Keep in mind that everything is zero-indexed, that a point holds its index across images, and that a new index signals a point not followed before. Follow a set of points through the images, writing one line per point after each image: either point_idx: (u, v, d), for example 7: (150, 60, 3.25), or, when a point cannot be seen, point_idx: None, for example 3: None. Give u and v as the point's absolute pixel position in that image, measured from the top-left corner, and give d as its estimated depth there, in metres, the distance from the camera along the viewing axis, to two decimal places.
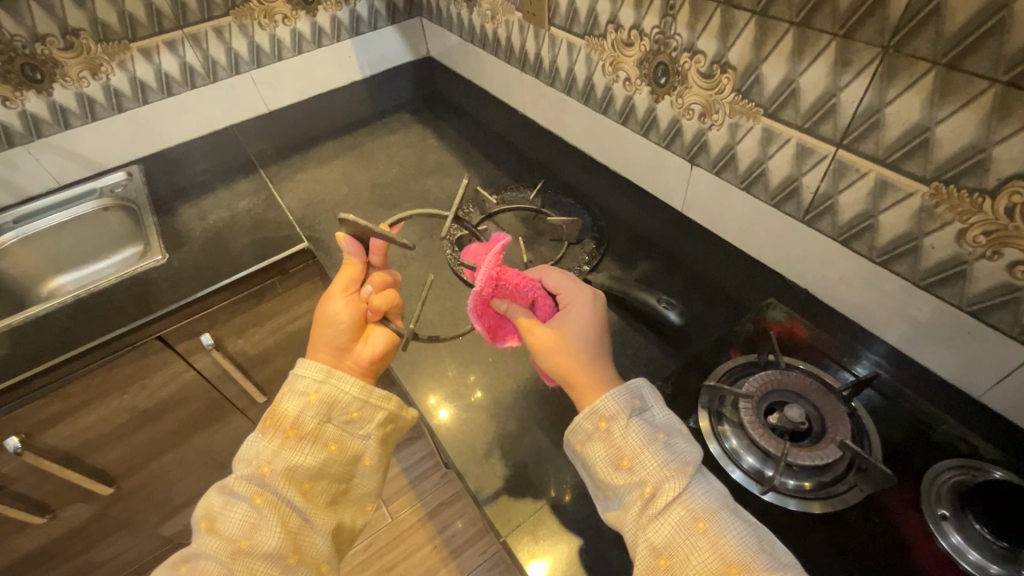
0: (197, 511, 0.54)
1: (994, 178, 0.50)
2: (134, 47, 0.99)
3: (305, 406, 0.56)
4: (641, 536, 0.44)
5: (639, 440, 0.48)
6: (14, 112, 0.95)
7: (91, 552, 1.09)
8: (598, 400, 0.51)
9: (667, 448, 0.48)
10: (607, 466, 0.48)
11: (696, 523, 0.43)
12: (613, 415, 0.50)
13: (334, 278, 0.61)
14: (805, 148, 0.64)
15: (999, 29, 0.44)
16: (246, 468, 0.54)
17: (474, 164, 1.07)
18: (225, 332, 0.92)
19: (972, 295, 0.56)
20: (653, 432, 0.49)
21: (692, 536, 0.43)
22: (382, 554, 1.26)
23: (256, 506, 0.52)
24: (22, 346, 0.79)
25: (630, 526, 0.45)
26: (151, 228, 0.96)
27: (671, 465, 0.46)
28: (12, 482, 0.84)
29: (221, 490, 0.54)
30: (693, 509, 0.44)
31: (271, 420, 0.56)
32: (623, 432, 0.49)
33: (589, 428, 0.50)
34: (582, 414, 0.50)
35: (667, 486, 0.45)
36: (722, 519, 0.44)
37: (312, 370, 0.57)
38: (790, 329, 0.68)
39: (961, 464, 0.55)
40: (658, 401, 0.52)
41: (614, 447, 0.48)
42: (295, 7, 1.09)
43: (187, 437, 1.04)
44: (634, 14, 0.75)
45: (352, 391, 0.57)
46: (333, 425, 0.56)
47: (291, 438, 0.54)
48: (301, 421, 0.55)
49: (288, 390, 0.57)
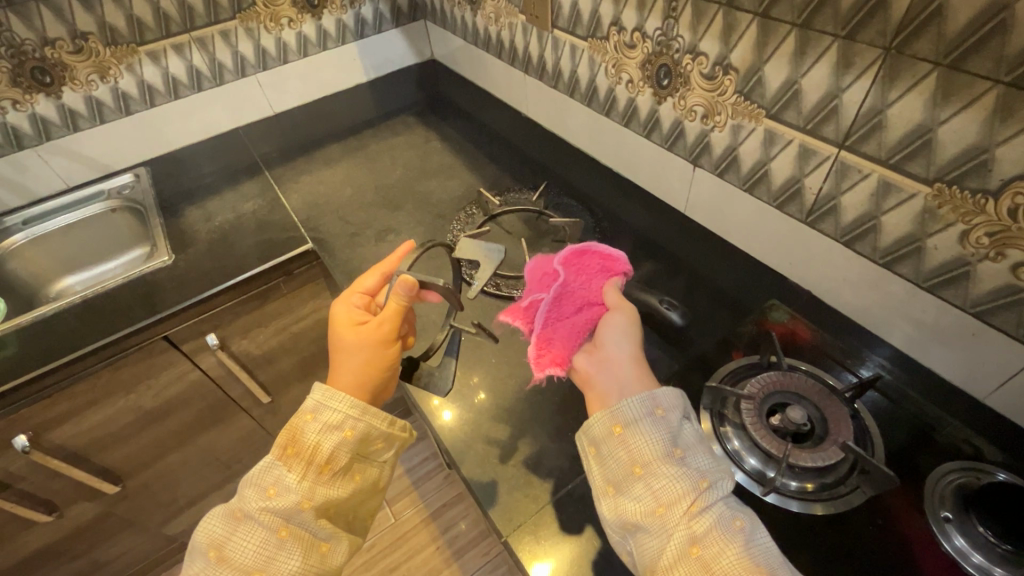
0: (200, 537, 0.54)
1: (997, 178, 0.49)
2: (142, 51, 1.00)
3: (340, 441, 0.55)
4: (685, 523, 0.42)
5: (691, 440, 0.48)
6: (24, 115, 0.96)
7: (97, 551, 1.09)
8: (659, 390, 0.50)
9: (712, 455, 0.48)
10: (658, 449, 0.46)
11: (738, 521, 0.43)
12: (670, 408, 0.48)
13: (384, 323, 0.61)
14: (807, 149, 0.63)
15: (1001, 29, 0.44)
16: (270, 500, 0.52)
17: (477, 165, 1.07)
18: (230, 332, 0.92)
19: (975, 296, 0.56)
20: (699, 438, 0.49)
21: (733, 533, 0.42)
22: (386, 555, 1.26)
23: (281, 539, 0.52)
24: (30, 346, 0.79)
25: (671, 512, 0.43)
26: (158, 229, 0.97)
27: (718, 471, 0.46)
28: (19, 480, 0.85)
29: (233, 513, 0.54)
30: (734, 511, 0.43)
31: (300, 451, 0.55)
32: (679, 427, 0.48)
33: (644, 411, 0.48)
34: (644, 395, 0.49)
35: (718, 484, 0.44)
36: (756, 526, 0.44)
37: (345, 404, 0.57)
38: (792, 329, 0.69)
39: (966, 466, 0.55)
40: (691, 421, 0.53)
41: (667, 435, 0.47)
42: (300, 10, 1.11)
43: (193, 437, 1.04)
44: (637, 16, 0.75)
45: (382, 426, 0.58)
46: (360, 457, 0.57)
47: (325, 473, 0.55)
48: (336, 456, 0.55)
49: (318, 421, 0.56)
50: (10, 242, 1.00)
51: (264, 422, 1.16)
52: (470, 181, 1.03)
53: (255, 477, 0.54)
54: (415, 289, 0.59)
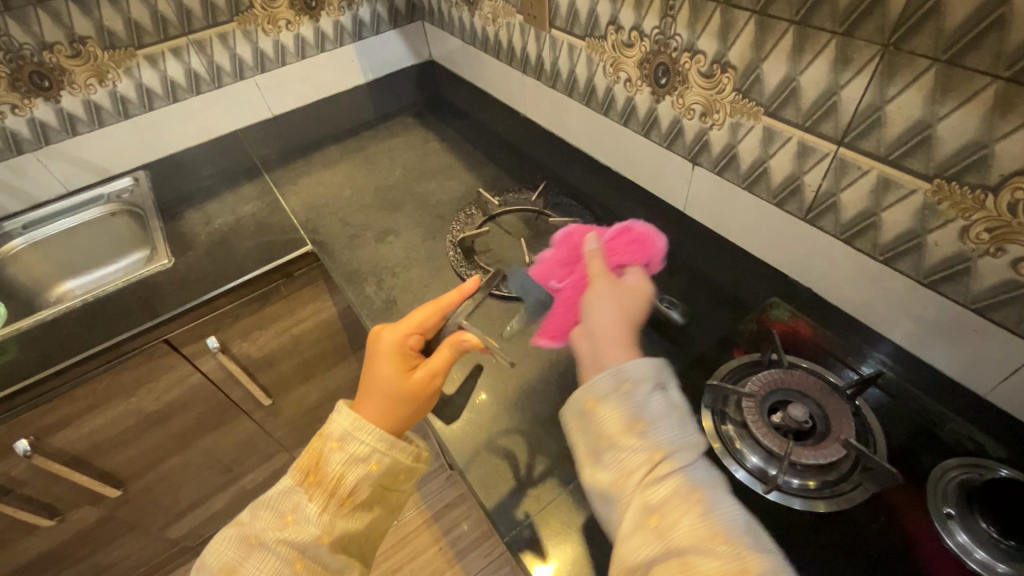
0: (212, 559, 0.54)
1: (997, 173, 0.49)
2: (140, 55, 1.00)
3: (364, 474, 0.55)
4: (637, 495, 0.43)
5: (659, 412, 0.47)
6: (22, 120, 0.96)
7: (99, 555, 1.09)
8: (629, 363, 0.49)
9: (680, 426, 0.46)
10: (621, 423, 0.46)
11: (696, 493, 0.42)
12: (638, 380, 0.48)
13: (440, 370, 0.60)
14: (806, 147, 0.63)
15: (998, 25, 0.44)
16: (287, 530, 0.53)
17: (476, 165, 1.07)
18: (230, 335, 0.92)
19: (976, 292, 0.55)
20: (672, 407, 0.47)
21: (688, 502, 0.42)
22: (388, 556, 1.26)
23: (295, 573, 0.51)
24: (30, 351, 0.79)
25: (625, 484, 0.44)
26: (157, 233, 0.97)
27: (683, 441, 0.45)
28: (21, 484, 0.85)
29: (248, 538, 0.54)
30: (693, 482, 0.43)
31: (323, 481, 0.55)
32: (644, 399, 0.47)
33: (610, 386, 0.48)
34: (611, 371, 0.48)
35: (676, 456, 0.44)
36: (721, 497, 0.43)
37: (373, 438, 0.56)
38: (794, 327, 0.68)
39: (968, 462, 0.55)
40: (675, 383, 0.51)
41: (632, 408, 0.47)
42: (297, 13, 1.11)
43: (195, 441, 1.04)
44: (634, 15, 0.75)
45: (406, 460, 0.58)
46: (382, 490, 0.57)
47: (345, 506, 0.55)
48: (358, 488, 0.55)
49: (344, 452, 0.56)
50: (8, 247, 1.00)
51: (265, 425, 1.16)
52: (469, 181, 1.03)
53: (273, 502, 0.55)
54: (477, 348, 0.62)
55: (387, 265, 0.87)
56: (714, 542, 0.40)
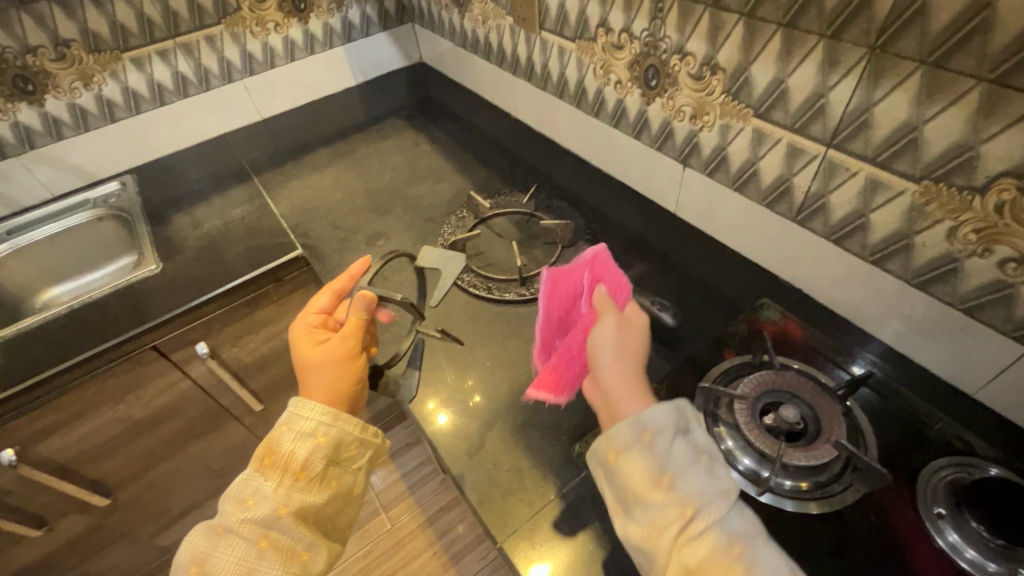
0: (182, 553, 0.53)
1: (983, 175, 0.50)
2: (126, 57, 0.99)
3: (313, 448, 0.55)
4: (674, 555, 0.40)
5: (681, 460, 0.44)
6: (6, 124, 0.95)
7: (88, 563, 1.08)
8: (642, 412, 0.47)
9: (711, 473, 0.44)
10: (645, 476, 0.44)
11: (737, 550, 0.40)
12: (659, 429, 0.46)
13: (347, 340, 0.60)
14: (795, 148, 0.64)
15: (983, 27, 0.44)
16: (249, 511, 0.53)
17: (467, 168, 1.07)
18: (220, 340, 0.91)
19: (964, 292, 0.56)
20: (696, 454, 0.45)
21: (729, 560, 0.39)
22: (382, 561, 1.26)
23: (261, 550, 0.51)
24: (16, 358, 0.79)
25: (659, 544, 0.41)
26: (145, 238, 0.96)
27: (714, 487, 0.43)
28: (7, 494, 0.84)
29: (215, 528, 0.53)
30: (732, 536, 0.41)
31: (276, 461, 0.55)
32: (667, 449, 0.45)
33: (630, 437, 0.46)
34: (627, 421, 0.46)
35: (710, 510, 0.41)
36: (761, 547, 0.41)
37: (318, 411, 0.57)
38: (784, 328, 0.68)
39: (957, 461, 0.55)
40: (697, 426, 0.49)
41: (655, 460, 0.44)
42: (286, 15, 1.10)
43: (185, 447, 1.03)
44: (624, 18, 0.75)
45: (355, 430, 0.58)
46: (335, 465, 0.57)
47: (301, 480, 0.54)
48: (310, 462, 0.55)
49: (290, 431, 0.56)
50: None
51: (256, 431, 1.15)
52: (461, 184, 1.03)
53: (234, 490, 0.55)
54: (373, 304, 0.60)
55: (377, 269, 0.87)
56: None
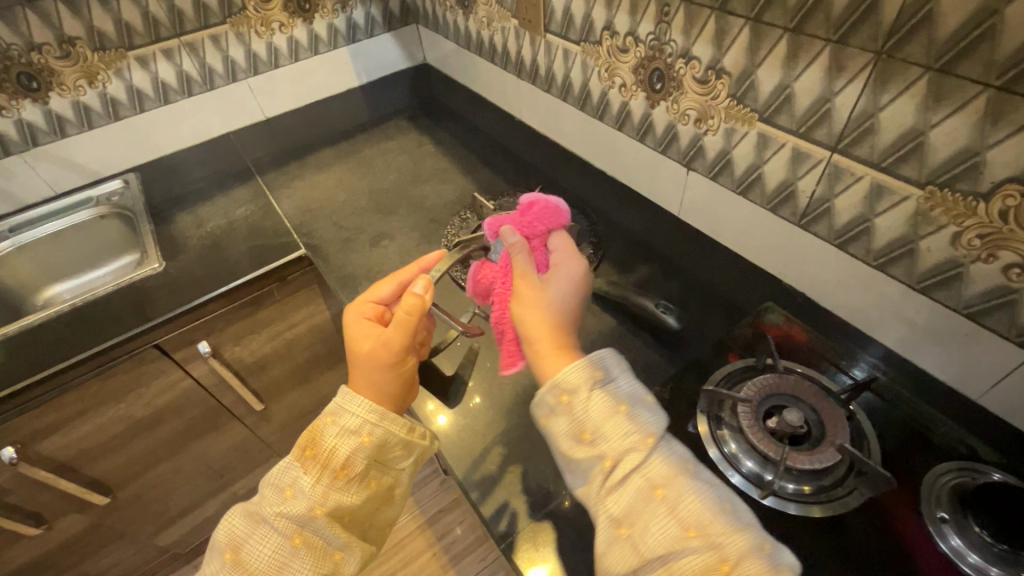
0: (220, 533, 0.52)
1: (989, 180, 0.50)
2: (131, 56, 0.99)
3: (356, 447, 0.53)
4: (603, 508, 0.45)
5: (600, 413, 0.47)
6: (10, 121, 0.95)
7: (87, 562, 1.08)
8: (559, 374, 0.50)
9: (630, 420, 0.47)
10: (570, 440, 0.48)
11: (656, 492, 0.43)
12: (574, 389, 0.49)
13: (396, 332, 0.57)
14: (800, 153, 0.64)
15: (989, 35, 0.45)
16: (285, 505, 0.51)
17: (472, 169, 1.07)
18: (222, 340, 0.91)
19: (968, 297, 0.56)
20: (616, 404, 0.48)
21: (651, 504, 0.43)
22: (382, 562, 1.26)
23: (294, 547, 0.50)
24: (18, 356, 0.78)
25: (592, 499, 0.46)
26: (148, 237, 0.96)
27: (633, 436, 0.46)
28: (6, 493, 0.83)
29: (253, 514, 0.52)
30: (654, 479, 0.44)
31: (317, 455, 0.53)
32: (584, 407, 0.48)
33: (551, 403, 0.49)
34: (544, 388, 0.50)
35: (626, 460, 0.45)
36: (683, 484, 0.43)
37: (364, 409, 0.54)
38: (789, 332, 0.69)
39: (963, 466, 0.55)
40: (623, 371, 0.51)
41: (576, 420, 0.48)
42: (291, 15, 1.10)
43: (185, 446, 1.03)
44: (630, 21, 0.75)
45: (401, 433, 0.55)
46: (378, 465, 0.54)
47: (340, 479, 0.52)
48: (352, 461, 0.53)
49: (338, 424, 0.54)
50: None
51: (257, 430, 1.15)
52: (464, 186, 1.03)
53: (273, 477, 0.53)
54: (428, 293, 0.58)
55: (380, 269, 0.87)
56: (686, 537, 0.41)
